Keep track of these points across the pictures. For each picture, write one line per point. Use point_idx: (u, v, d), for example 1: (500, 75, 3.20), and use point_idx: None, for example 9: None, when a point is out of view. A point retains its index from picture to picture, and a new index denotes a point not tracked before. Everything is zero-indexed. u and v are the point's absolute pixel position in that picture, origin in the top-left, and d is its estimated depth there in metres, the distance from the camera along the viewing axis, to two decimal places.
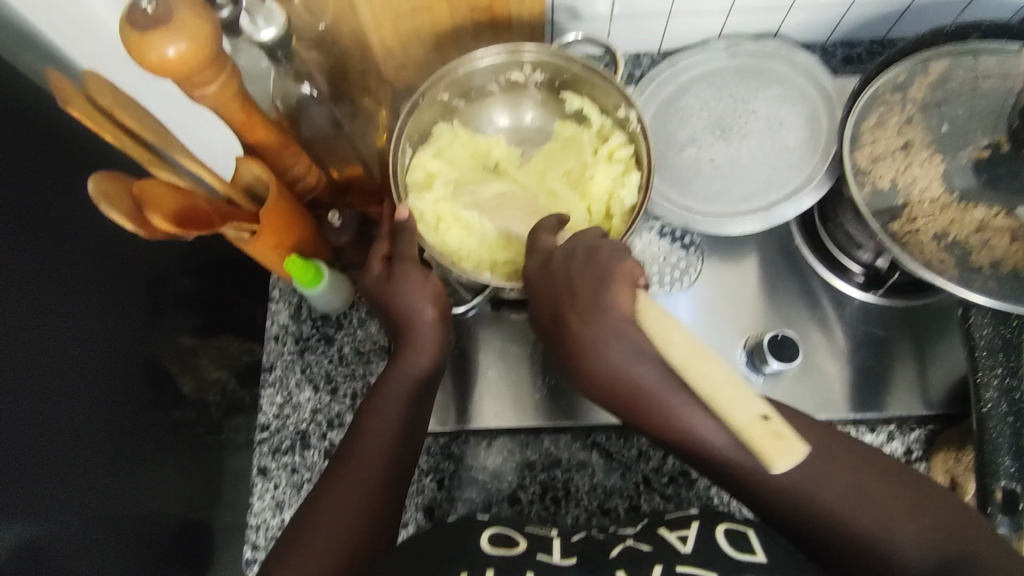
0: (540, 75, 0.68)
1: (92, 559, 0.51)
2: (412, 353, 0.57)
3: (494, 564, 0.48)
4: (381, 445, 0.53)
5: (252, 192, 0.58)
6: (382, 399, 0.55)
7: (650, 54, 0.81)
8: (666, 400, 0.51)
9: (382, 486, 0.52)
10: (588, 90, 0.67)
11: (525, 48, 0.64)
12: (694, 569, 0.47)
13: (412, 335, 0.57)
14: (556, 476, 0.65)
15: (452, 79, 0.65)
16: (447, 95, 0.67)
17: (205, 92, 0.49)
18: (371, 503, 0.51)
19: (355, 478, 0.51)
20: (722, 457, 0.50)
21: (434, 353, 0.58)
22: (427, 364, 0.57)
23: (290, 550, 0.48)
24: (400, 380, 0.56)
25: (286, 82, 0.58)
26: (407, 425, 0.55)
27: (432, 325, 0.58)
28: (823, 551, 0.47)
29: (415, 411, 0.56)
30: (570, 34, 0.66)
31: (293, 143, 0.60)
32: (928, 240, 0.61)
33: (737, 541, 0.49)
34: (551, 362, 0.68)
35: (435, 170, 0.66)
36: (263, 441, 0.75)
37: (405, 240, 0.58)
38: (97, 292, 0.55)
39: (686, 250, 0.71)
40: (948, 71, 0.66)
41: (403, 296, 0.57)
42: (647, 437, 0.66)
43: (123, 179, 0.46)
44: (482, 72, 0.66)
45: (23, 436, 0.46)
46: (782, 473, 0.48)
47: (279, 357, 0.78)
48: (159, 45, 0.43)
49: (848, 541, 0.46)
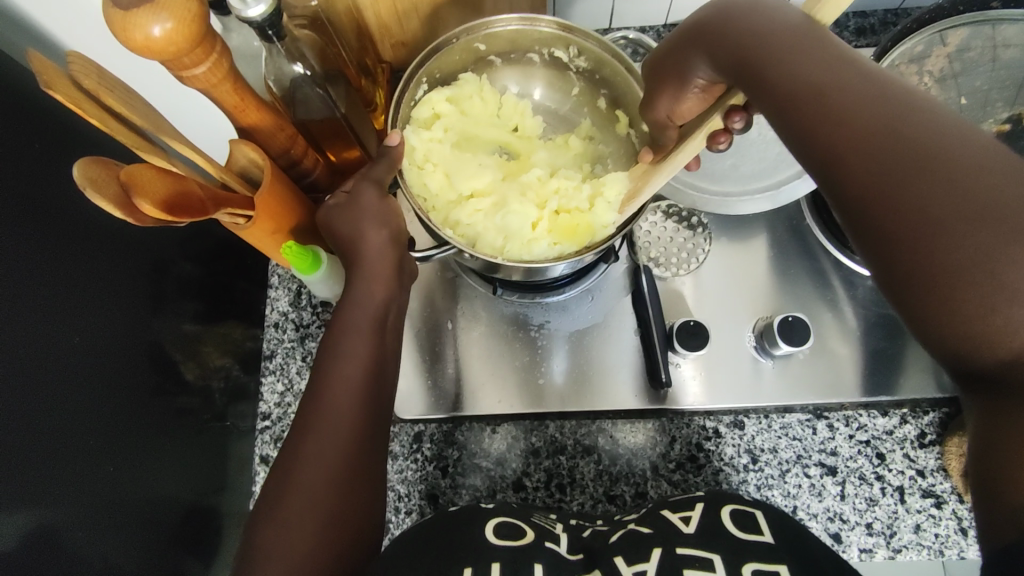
0: (583, 60, 0.63)
1: (103, 542, 0.51)
2: (364, 282, 0.52)
3: (500, 558, 0.47)
4: (345, 396, 0.48)
5: (246, 175, 0.56)
6: (340, 340, 0.50)
7: (655, 28, 0.78)
8: (776, 64, 0.38)
9: (355, 440, 0.47)
10: (622, 97, 0.63)
11: (575, 31, 0.59)
12: (695, 551, 0.45)
13: (364, 261, 0.53)
14: (561, 462, 0.64)
15: (496, 34, 0.61)
16: (484, 46, 0.63)
17: (194, 73, 0.47)
18: (343, 461, 0.46)
19: (325, 433, 0.47)
20: (837, 161, 0.35)
21: (388, 280, 0.53)
22: (383, 298, 0.52)
23: (273, 505, 0.45)
24: (355, 311, 0.51)
25: (278, 62, 0.55)
26: (375, 364, 0.50)
27: (387, 248, 0.54)
28: (944, 327, 0.31)
29: (380, 349, 0.51)
30: (620, 32, 0.62)
31: (288, 125, 0.58)
32: None
33: (745, 521, 0.48)
34: (558, 347, 0.67)
35: (444, 113, 0.63)
36: (263, 430, 0.73)
37: (381, 166, 0.56)
38: (93, 279, 0.53)
39: (693, 231, 0.69)
40: (966, 42, 0.62)
41: (356, 218, 0.53)
42: (654, 422, 0.65)
43: (111, 165, 0.44)
44: (527, 39, 0.63)
45: (30, 424, 0.45)
46: (906, 175, 0.32)
47: (280, 345, 0.75)
48: (144, 24, 0.41)
49: (988, 326, 0.30)
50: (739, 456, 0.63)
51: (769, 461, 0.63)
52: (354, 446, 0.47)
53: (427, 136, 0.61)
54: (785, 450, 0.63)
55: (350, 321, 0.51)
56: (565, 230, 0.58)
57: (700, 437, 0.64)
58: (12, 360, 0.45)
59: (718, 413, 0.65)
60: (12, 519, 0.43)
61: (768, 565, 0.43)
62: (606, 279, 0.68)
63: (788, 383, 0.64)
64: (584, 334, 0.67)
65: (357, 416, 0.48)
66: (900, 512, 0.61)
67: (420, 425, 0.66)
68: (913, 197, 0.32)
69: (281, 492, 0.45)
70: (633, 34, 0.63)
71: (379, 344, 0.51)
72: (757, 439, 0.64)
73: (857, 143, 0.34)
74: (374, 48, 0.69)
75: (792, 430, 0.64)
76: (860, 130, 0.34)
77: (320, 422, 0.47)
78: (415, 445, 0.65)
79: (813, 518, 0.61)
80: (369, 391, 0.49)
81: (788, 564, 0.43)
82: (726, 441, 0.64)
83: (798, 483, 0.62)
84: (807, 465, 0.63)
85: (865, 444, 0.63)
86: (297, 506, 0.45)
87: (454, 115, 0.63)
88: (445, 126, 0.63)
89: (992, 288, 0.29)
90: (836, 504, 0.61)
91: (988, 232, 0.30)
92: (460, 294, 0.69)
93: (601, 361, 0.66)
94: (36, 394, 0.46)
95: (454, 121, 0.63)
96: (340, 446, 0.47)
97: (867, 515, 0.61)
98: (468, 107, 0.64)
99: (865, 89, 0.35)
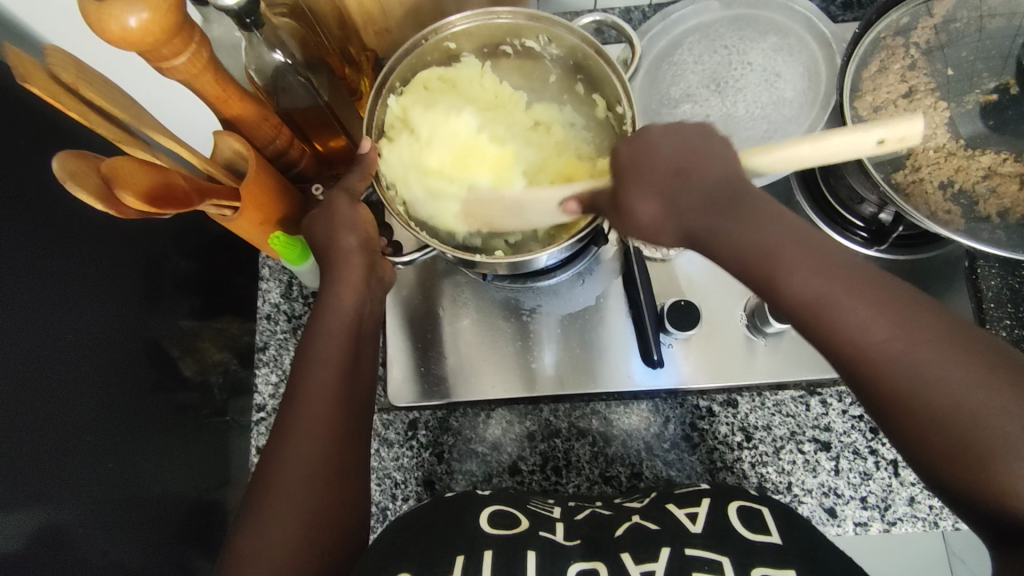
0: (556, 49, 0.63)
1: (107, 537, 0.51)
2: (337, 287, 0.53)
3: (491, 546, 0.47)
4: (320, 400, 0.48)
5: (232, 167, 0.56)
6: (316, 345, 0.51)
7: (640, 8, 0.77)
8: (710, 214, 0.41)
9: (334, 443, 0.48)
10: (600, 82, 0.62)
11: (541, 17, 0.59)
12: (702, 551, 0.46)
13: (336, 267, 0.53)
14: (556, 445, 0.64)
15: (460, 32, 0.61)
16: (455, 47, 0.63)
17: (174, 65, 0.47)
18: (320, 462, 0.47)
19: (304, 438, 0.47)
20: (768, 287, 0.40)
21: (361, 287, 0.53)
22: (354, 304, 0.53)
23: (257, 508, 0.46)
24: (335, 318, 0.52)
25: (259, 52, 0.54)
26: (352, 363, 0.51)
27: (357, 253, 0.54)
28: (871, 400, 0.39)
29: (356, 351, 0.52)
30: (590, 15, 0.61)
31: (272, 116, 0.58)
32: (934, 191, 0.59)
33: (751, 520, 0.48)
34: (549, 332, 0.67)
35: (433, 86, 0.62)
36: (260, 422, 0.72)
37: (355, 173, 0.56)
38: (85, 275, 0.53)
39: None
40: (953, 11, 0.63)
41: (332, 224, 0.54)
42: (647, 403, 0.65)
43: (91, 158, 0.44)
44: (497, 31, 0.62)
45: (29, 421, 0.46)
46: (909, 343, 0.37)
47: (272, 337, 0.75)
48: (119, 15, 0.41)
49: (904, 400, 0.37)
50: (733, 434, 0.63)
51: (763, 438, 0.63)
52: (331, 446, 0.48)
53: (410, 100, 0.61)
54: (779, 427, 0.63)
55: (324, 327, 0.52)
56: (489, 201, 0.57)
57: (694, 416, 0.64)
58: (6, 359, 0.45)
59: (711, 392, 0.65)
60: (15, 516, 0.44)
61: (777, 572, 0.43)
62: (597, 262, 0.68)
63: (780, 362, 0.64)
64: (575, 318, 0.67)
65: (335, 415, 0.49)
66: (894, 485, 0.61)
67: (415, 412, 0.66)
68: (923, 367, 0.37)
69: (262, 493, 0.46)
70: (599, 16, 0.60)
71: (354, 348, 0.52)
72: (750, 417, 0.64)
73: (850, 320, 0.38)
74: (358, 37, 0.69)
75: (785, 407, 0.64)
76: (851, 310, 0.38)
77: (298, 426, 0.48)
78: (410, 432, 0.65)
79: (808, 494, 0.61)
80: (345, 394, 0.50)
81: (798, 569, 0.43)
82: (720, 420, 0.64)
83: (793, 460, 0.62)
84: (801, 441, 0.63)
85: (858, 418, 0.63)
86: (280, 508, 0.45)
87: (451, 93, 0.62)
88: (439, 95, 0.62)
89: (889, 363, 0.37)
90: (830, 479, 0.62)
91: (970, 392, 0.36)
92: (449, 279, 0.69)
93: (595, 345, 0.66)
94: (33, 391, 0.46)
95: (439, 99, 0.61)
96: (318, 449, 0.47)
97: (861, 489, 0.61)
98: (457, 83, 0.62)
99: (841, 264, 0.39)
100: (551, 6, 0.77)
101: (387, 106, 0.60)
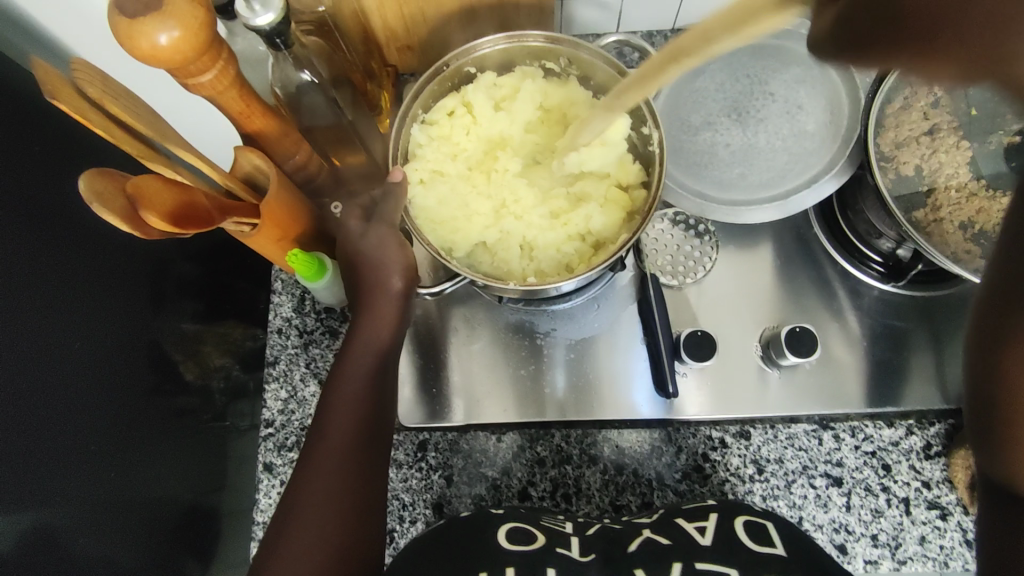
0: (575, 70, 0.63)
1: (101, 540, 0.50)
2: (370, 323, 0.53)
3: (513, 562, 0.47)
4: (344, 428, 0.49)
5: (250, 182, 0.55)
6: (342, 376, 0.51)
7: (662, 34, 0.77)
8: None
9: (353, 476, 0.48)
10: None
11: (566, 40, 0.59)
12: (712, 563, 0.45)
13: (372, 301, 0.54)
14: (567, 472, 0.64)
15: (484, 55, 0.61)
16: (476, 71, 0.63)
17: (200, 81, 0.46)
18: (346, 490, 0.47)
19: (324, 469, 0.48)
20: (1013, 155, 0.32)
21: (394, 323, 0.54)
22: (389, 336, 0.54)
23: (276, 542, 0.46)
24: (363, 351, 0.52)
25: (285, 69, 0.54)
26: (377, 398, 0.52)
27: (399, 296, 0.54)
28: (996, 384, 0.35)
29: (381, 385, 0.52)
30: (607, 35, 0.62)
31: (293, 131, 0.57)
32: (953, 231, 0.58)
33: (758, 534, 0.48)
34: (560, 356, 0.67)
35: (455, 113, 0.62)
36: (268, 437, 0.72)
37: (390, 203, 0.55)
38: (90, 277, 0.52)
39: (700, 239, 0.69)
40: None
41: (373, 259, 0.54)
42: (659, 432, 0.65)
43: (116, 176, 0.44)
44: (518, 53, 0.62)
45: (24, 424, 0.45)
46: None
47: (283, 351, 0.74)
48: (150, 32, 0.40)
49: None
50: (744, 467, 0.63)
51: (775, 471, 0.63)
52: (349, 484, 0.48)
53: (435, 131, 0.61)
54: (791, 461, 0.63)
55: (353, 361, 0.52)
56: (515, 238, 0.59)
57: (706, 447, 0.64)
58: (6, 359, 0.44)
59: (724, 423, 0.65)
60: (10, 518, 0.43)
61: None
62: (612, 287, 0.68)
63: (794, 393, 0.65)
64: (588, 343, 0.67)
65: (352, 442, 0.49)
66: (905, 524, 0.61)
67: (425, 432, 0.65)
68: None
69: (282, 526, 0.46)
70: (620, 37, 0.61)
71: (377, 387, 0.52)
72: (763, 449, 0.64)
73: None
74: (379, 51, 0.69)
75: (798, 441, 0.64)
76: None
77: (320, 463, 0.48)
78: (420, 453, 0.65)
79: (818, 529, 0.61)
80: (364, 433, 0.50)
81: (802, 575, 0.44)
82: (731, 451, 0.64)
83: (804, 494, 0.62)
84: (813, 475, 0.62)
85: (870, 455, 0.63)
86: (298, 541, 0.45)
87: (486, 116, 0.62)
88: (474, 117, 0.62)
89: None
90: (841, 515, 0.61)
91: None
92: (462, 302, 0.69)
93: (606, 370, 0.66)
94: (29, 392, 0.45)
95: (482, 117, 0.62)
96: (342, 475, 0.48)
97: (872, 526, 0.61)
98: (474, 103, 0.61)
99: None
100: (573, 29, 0.77)
101: (410, 136, 0.61)
